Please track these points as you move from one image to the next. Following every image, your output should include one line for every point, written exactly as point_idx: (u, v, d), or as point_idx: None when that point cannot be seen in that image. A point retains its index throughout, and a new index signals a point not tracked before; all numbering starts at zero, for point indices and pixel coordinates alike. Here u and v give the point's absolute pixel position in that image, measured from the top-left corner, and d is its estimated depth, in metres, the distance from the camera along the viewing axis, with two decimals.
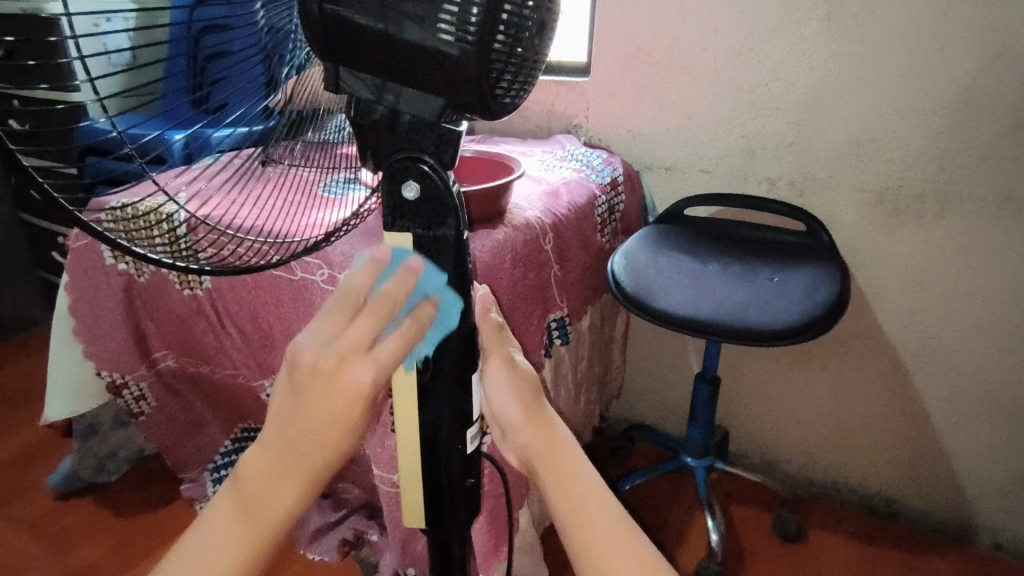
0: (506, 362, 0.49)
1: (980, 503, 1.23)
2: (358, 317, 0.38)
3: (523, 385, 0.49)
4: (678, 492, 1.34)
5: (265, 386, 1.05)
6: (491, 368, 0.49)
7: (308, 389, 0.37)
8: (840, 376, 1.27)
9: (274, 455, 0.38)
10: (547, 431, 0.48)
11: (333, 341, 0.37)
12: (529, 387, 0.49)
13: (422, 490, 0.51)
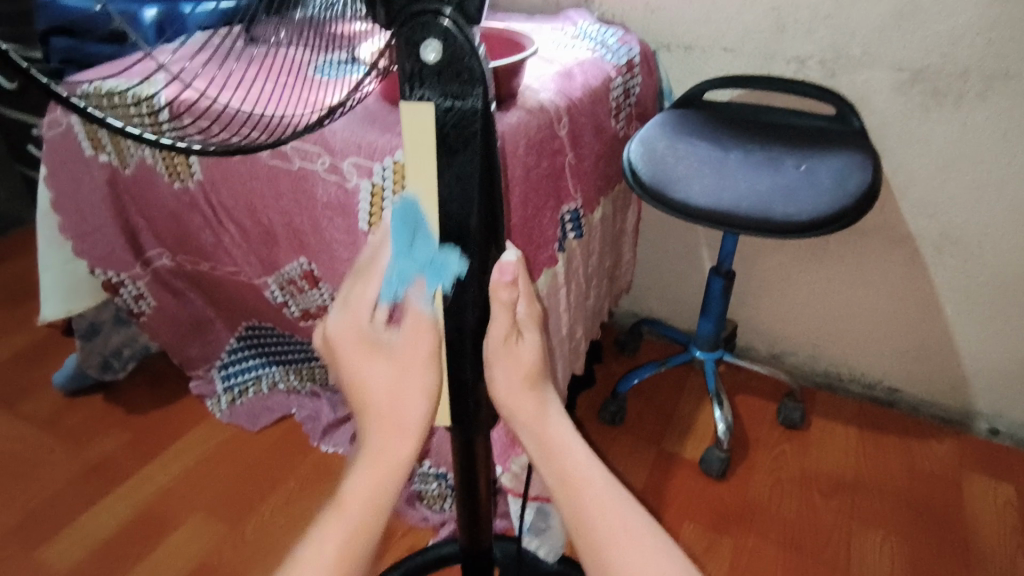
0: (508, 345, 0.47)
1: (982, 390, 1.25)
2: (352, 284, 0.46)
3: (522, 368, 0.48)
4: (685, 384, 1.35)
5: (269, 283, 1.03)
6: (492, 342, 0.46)
7: (353, 355, 0.45)
8: (855, 268, 1.25)
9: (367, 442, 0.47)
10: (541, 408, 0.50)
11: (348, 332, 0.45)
12: (530, 367, 0.48)
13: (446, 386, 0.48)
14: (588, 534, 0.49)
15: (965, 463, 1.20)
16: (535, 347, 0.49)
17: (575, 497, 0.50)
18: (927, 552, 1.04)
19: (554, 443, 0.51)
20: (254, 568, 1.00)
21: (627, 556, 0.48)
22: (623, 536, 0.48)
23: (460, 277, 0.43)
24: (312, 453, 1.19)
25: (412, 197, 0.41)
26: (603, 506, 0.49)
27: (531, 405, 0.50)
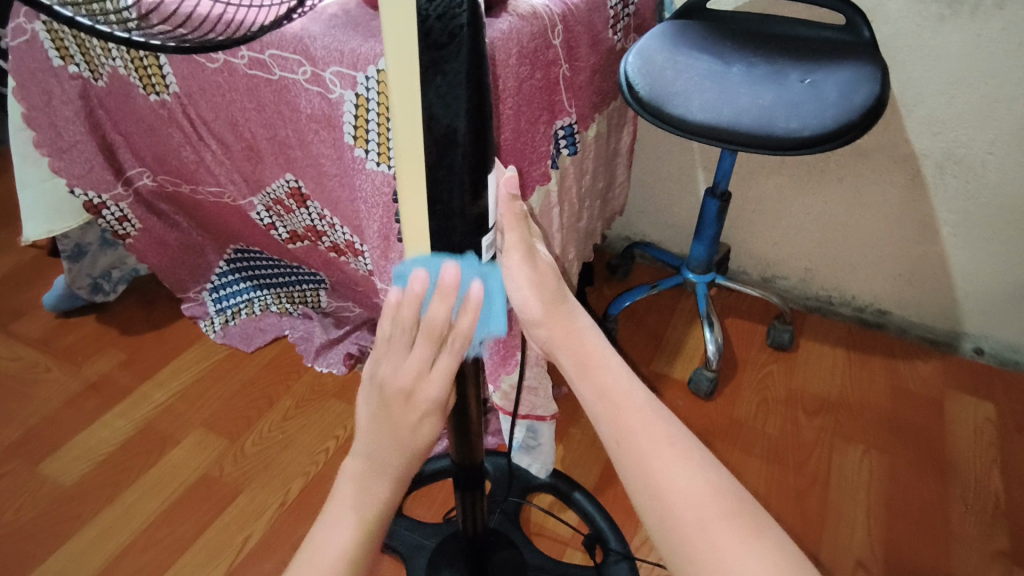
0: (525, 257, 0.56)
1: (970, 312, 1.26)
2: (423, 339, 0.46)
3: (541, 278, 0.56)
4: (677, 307, 1.36)
5: (253, 206, 1.01)
6: (510, 257, 0.55)
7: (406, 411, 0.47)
8: (853, 189, 1.23)
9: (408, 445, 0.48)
10: (567, 322, 0.57)
11: (408, 375, 0.46)
12: (548, 280, 0.57)
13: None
14: (623, 441, 0.51)
15: (948, 382, 1.23)
16: (546, 269, 0.57)
17: (608, 398, 0.53)
18: (905, 465, 1.08)
19: (588, 357, 0.55)
20: (254, 480, 1.03)
21: (662, 461, 0.50)
22: (658, 433, 0.51)
23: (446, 188, 0.41)
24: (307, 373, 1.20)
25: (396, 102, 0.38)
26: (639, 417, 0.52)
27: (558, 319, 0.57)
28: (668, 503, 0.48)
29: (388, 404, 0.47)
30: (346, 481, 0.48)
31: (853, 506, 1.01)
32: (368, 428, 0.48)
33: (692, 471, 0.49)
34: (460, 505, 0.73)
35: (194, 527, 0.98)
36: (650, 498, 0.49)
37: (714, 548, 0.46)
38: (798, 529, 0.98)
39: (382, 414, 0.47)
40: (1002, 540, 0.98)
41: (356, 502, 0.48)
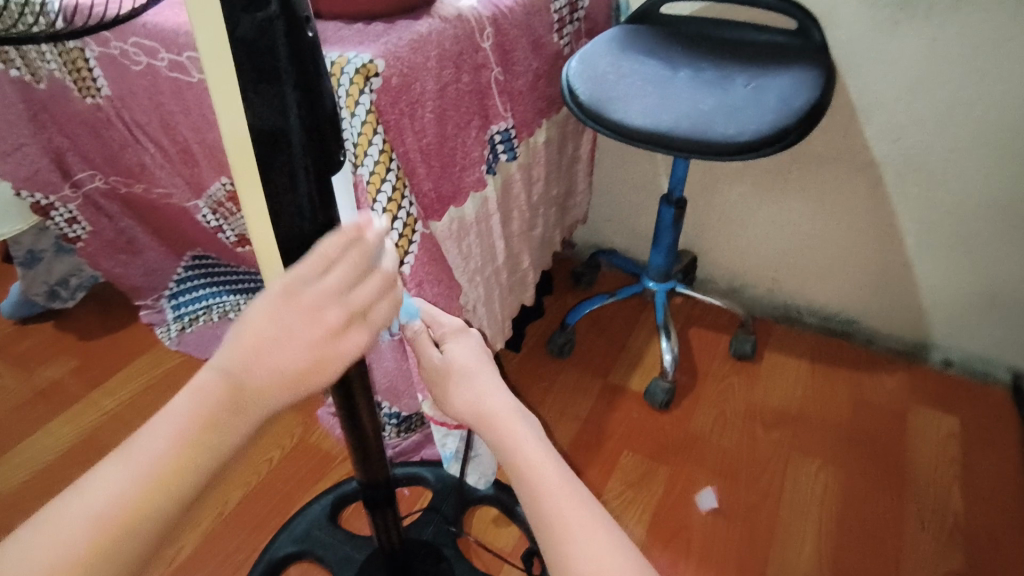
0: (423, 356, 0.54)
1: (939, 322, 1.22)
2: (366, 271, 0.38)
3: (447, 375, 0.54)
4: (640, 317, 1.34)
5: (199, 206, 1.01)
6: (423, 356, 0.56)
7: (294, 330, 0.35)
8: (817, 196, 1.20)
9: (274, 375, 0.35)
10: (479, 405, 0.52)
11: (327, 316, 0.36)
12: (452, 372, 0.54)
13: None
14: (552, 535, 0.45)
15: (913, 394, 1.19)
16: (463, 355, 0.55)
17: (525, 481, 0.47)
18: (862, 479, 1.04)
19: (509, 439, 0.49)
20: None
21: (598, 558, 0.43)
22: (578, 507, 0.45)
23: (289, 188, 0.40)
24: None
25: (219, 104, 0.37)
26: (569, 506, 0.45)
27: (472, 405, 0.52)
28: None
29: (277, 318, 0.35)
30: (178, 404, 0.33)
31: (803, 522, 0.98)
32: (244, 349, 0.35)
33: (618, 545, 0.44)
34: (373, 521, 0.72)
35: None
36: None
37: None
38: (745, 546, 0.95)
39: (268, 328, 0.35)
40: (957, 560, 0.94)
41: (183, 427, 0.33)
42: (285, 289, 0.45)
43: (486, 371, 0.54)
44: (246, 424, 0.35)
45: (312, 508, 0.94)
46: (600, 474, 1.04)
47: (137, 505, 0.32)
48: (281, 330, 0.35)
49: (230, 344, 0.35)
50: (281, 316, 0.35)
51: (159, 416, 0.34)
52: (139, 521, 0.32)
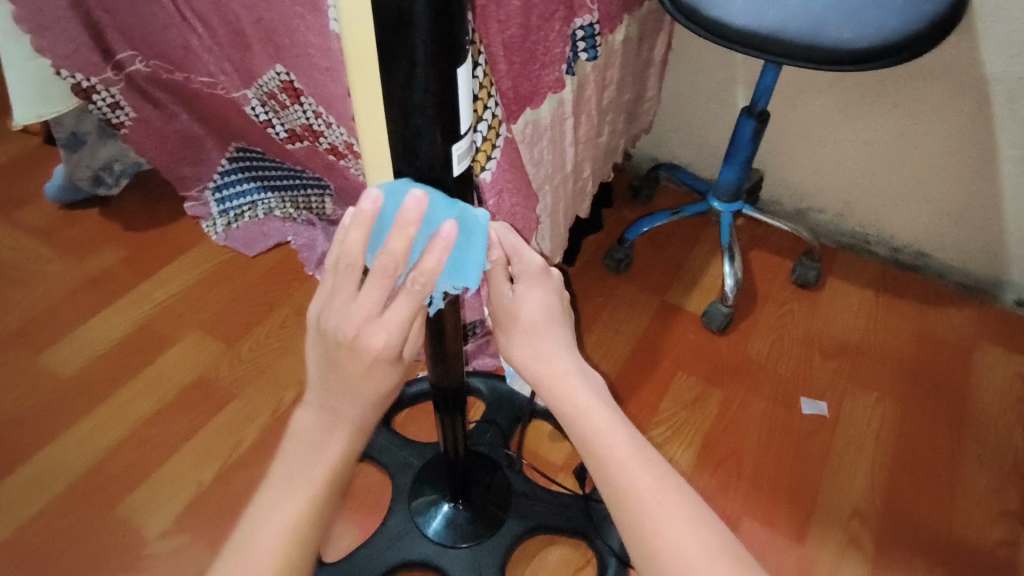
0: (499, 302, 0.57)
1: (1018, 259, 1.16)
2: (368, 283, 0.42)
3: (513, 323, 0.58)
4: (700, 236, 1.28)
5: (248, 97, 0.95)
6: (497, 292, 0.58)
7: (340, 356, 0.44)
8: (910, 115, 1.10)
9: (346, 397, 0.46)
10: (548, 365, 0.57)
11: (343, 331, 0.43)
12: (518, 320, 0.58)
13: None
14: (618, 499, 0.53)
15: (982, 331, 1.15)
16: (536, 303, 0.58)
17: (594, 447, 0.55)
18: (921, 414, 1.02)
19: (572, 404, 0.56)
20: (250, 384, 1.03)
21: (653, 512, 0.52)
22: (641, 472, 0.54)
23: (404, 83, 0.37)
24: (307, 282, 1.17)
25: None
26: (631, 467, 0.54)
27: (536, 365, 0.57)
28: (666, 552, 0.51)
29: (325, 343, 0.45)
30: (295, 436, 0.49)
31: (858, 454, 0.97)
32: (318, 376, 0.47)
33: (675, 504, 0.53)
34: (441, 421, 0.70)
35: (188, 427, 0.98)
36: (645, 548, 0.52)
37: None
38: (798, 472, 0.95)
39: (324, 356, 0.45)
40: (1011, 499, 0.93)
41: (308, 451, 0.49)
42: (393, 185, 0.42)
43: (554, 326, 0.59)
44: (346, 433, 0.49)
45: None
46: (654, 394, 1.03)
47: (301, 505, 0.49)
48: (326, 355, 0.45)
49: (312, 375, 0.47)
50: (325, 347, 0.45)
51: (286, 443, 0.50)
52: (307, 517, 0.49)
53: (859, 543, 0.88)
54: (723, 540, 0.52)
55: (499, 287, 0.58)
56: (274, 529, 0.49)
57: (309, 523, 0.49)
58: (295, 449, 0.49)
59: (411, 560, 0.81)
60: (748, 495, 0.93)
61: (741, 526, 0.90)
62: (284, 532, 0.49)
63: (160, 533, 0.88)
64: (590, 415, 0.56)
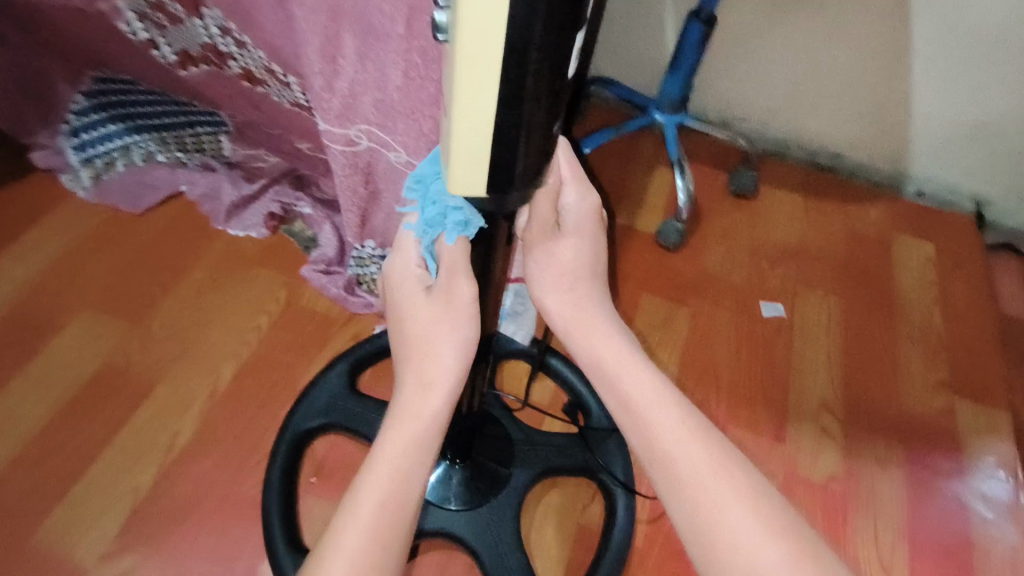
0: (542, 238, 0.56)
1: (920, 153, 1.25)
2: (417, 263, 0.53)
3: (549, 267, 0.57)
4: (637, 151, 1.25)
5: (122, 9, 0.79)
6: (536, 230, 0.55)
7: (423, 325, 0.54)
8: (834, 17, 1.11)
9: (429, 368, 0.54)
10: (584, 316, 0.56)
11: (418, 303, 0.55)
12: (555, 266, 0.57)
13: (487, 157, 0.43)
14: (660, 462, 0.51)
15: (894, 223, 1.24)
16: (574, 246, 0.58)
17: (634, 406, 0.53)
18: (859, 306, 1.10)
19: (611, 362, 0.55)
20: (173, 364, 0.87)
21: (698, 475, 0.50)
22: (687, 436, 0.52)
23: (527, 19, 0.36)
24: (218, 237, 0.99)
25: None
26: (674, 429, 0.52)
27: (570, 313, 0.57)
28: (712, 519, 0.48)
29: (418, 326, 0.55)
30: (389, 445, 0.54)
31: (815, 350, 1.03)
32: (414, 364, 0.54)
33: (722, 471, 0.50)
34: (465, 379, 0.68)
35: (105, 427, 0.82)
36: (689, 515, 0.49)
37: (745, 559, 0.46)
38: (767, 375, 0.99)
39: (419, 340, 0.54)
40: (940, 370, 1.04)
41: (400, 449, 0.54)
42: (489, 131, 0.42)
43: (588, 282, 0.58)
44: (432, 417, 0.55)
45: (331, 375, 0.83)
46: (624, 317, 1.01)
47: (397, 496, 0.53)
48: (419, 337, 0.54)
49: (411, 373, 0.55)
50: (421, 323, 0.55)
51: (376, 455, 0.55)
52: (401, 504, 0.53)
53: (829, 431, 0.95)
54: (778, 510, 0.49)
55: (544, 222, 0.55)
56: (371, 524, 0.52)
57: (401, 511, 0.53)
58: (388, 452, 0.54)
59: (422, 532, 0.75)
60: (727, 405, 0.95)
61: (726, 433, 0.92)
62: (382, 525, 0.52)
63: (99, 555, 0.73)
64: (628, 373, 0.54)
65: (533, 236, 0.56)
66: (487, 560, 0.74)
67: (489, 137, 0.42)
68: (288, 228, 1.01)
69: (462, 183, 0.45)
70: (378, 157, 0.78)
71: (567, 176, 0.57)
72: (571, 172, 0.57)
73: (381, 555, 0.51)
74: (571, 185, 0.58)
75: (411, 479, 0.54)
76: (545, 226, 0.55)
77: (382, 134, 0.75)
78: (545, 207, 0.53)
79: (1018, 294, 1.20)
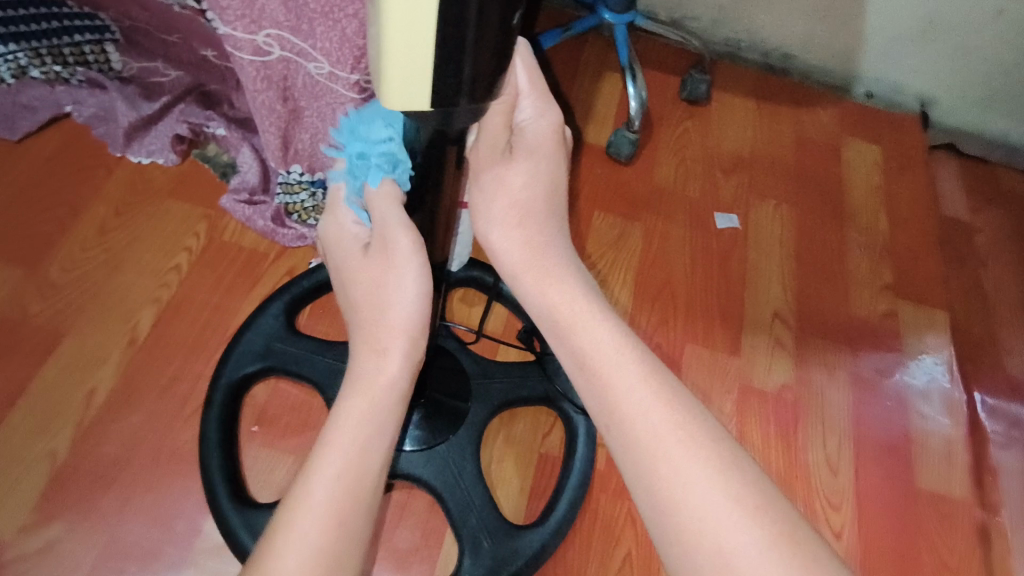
0: (492, 156, 0.51)
1: (872, 53, 1.20)
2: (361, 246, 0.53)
3: (497, 190, 0.51)
4: (586, 53, 1.16)
5: None
6: (484, 142, 0.51)
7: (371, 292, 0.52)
8: None
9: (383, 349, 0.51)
10: (533, 255, 0.51)
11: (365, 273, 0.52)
12: (502, 190, 0.51)
13: (429, 60, 0.36)
14: (616, 427, 0.47)
15: (844, 127, 1.22)
16: (528, 170, 0.51)
17: (590, 365, 0.48)
18: (810, 215, 1.09)
19: (565, 316, 0.49)
20: (82, 312, 0.77)
21: (656, 443, 0.45)
22: (650, 399, 0.46)
23: None
24: (121, 166, 0.88)
25: None
26: (635, 390, 0.47)
27: (517, 251, 0.51)
28: (670, 494, 0.43)
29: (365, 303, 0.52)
30: (343, 422, 0.50)
31: (768, 262, 1.02)
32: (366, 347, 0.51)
33: (688, 441, 0.44)
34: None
35: (8, 388, 0.73)
36: (647, 487, 0.44)
37: (712, 539, 0.41)
38: (721, 289, 0.98)
39: (369, 313, 0.52)
40: (885, 276, 1.05)
41: (355, 425, 0.49)
42: (432, 19, 0.34)
43: (541, 218, 0.51)
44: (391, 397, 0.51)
45: (266, 316, 0.76)
46: (577, 237, 0.97)
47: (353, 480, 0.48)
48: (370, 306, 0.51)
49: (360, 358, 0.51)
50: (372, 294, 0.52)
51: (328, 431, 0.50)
52: (357, 483, 0.49)
53: (782, 341, 0.95)
54: (755, 488, 0.43)
55: (495, 138, 0.50)
56: (322, 504, 0.47)
57: (355, 491, 0.48)
58: (339, 428, 0.49)
59: None
60: (684, 322, 0.94)
61: (682, 352, 0.92)
62: (336, 505, 0.47)
63: (19, 527, 0.67)
64: (585, 327, 0.49)
65: (481, 154, 0.51)
66: (449, 497, 0.72)
67: (434, 26, 0.35)
68: (201, 151, 0.90)
69: (401, 91, 0.38)
70: (295, 68, 0.68)
71: (524, 90, 0.51)
72: (530, 85, 0.51)
73: (340, 538, 0.47)
74: (527, 100, 0.51)
75: (369, 452, 0.49)
76: (494, 145, 0.51)
77: (298, 41, 0.64)
78: (496, 122, 0.50)
79: (958, 195, 1.22)
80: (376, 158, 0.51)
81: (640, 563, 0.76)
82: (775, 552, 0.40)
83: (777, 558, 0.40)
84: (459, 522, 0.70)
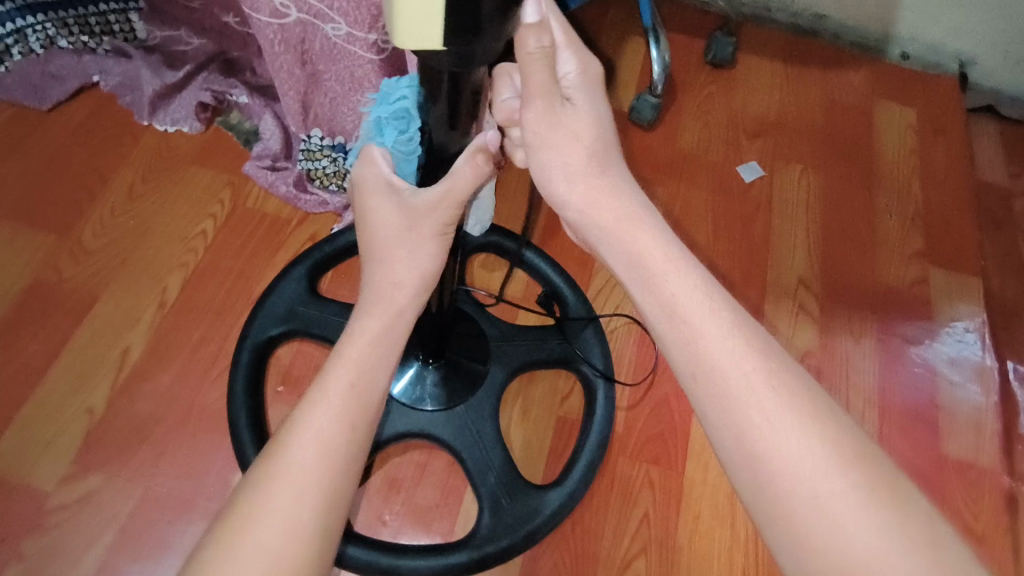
0: (548, 108, 0.50)
1: (908, 11, 1.15)
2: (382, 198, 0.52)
3: (566, 141, 0.51)
4: (609, 16, 1.14)
5: None
6: (535, 98, 0.49)
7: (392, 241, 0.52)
8: None
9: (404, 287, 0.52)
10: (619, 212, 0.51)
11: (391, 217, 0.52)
12: (568, 140, 0.51)
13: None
14: (704, 377, 0.46)
15: (877, 89, 1.18)
16: (587, 115, 0.51)
17: (676, 314, 0.48)
18: (839, 180, 1.06)
19: (651, 266, 0.49)
20: (114, 276, 0.80)
21: (746, 391, 0.45)
22: (738, 349, 0.46)
23: None
24: (148, 134, 0.89)
25: None
26: (723, 340, 0.47)
27: (602, 208, 0.51)
28: (758, 442, 0.44)
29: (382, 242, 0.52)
30: (351, 350, 0.50)
31: (794, 228, 1.00)
32: (383, 281, 0.52)
33: (778, 390, 0.45)
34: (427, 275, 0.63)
35: (46, 348, 0.76)
36: (735, 434, 0.45)
37: (803, 481, 0.42)
38: (745, 256, 0.96)
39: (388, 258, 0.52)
40: (916, 243, 1.02)
41: (363, 352, 0.50)
42: None
43: (611, 163, 0.52)
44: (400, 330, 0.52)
45: (289, 280, 0.78)
46: None
47: (355, 407, 0.49)
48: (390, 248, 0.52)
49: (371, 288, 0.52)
50: (397, 232, 0.52)
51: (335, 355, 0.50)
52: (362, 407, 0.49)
53: (806, 308, 0.94)
54: (844, 433, 0.44)
55: (547, 90, 0.49)
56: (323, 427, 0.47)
57: (359, 420, 0.49)
58: (350, 354, 0.50)
59: (399, 434, 0.74)
60: None
61: None
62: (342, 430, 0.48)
63: (60, 479, 0.70)
64: (673, 278, 0.49)
65: (537, 110, 0.50)
66: (468, 456, 0.73)
67: None
68: (224, 119, 0.91)
69: (413, 35, 0.39)
70: (312, 31, 0.68)
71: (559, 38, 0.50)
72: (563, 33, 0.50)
73: (342, 471, 0.47)
74: (568, 51, 0.50)
75: (374, 377, 0.50)
76: (546, 96, 0.49)
77: (314, 2, 0.64)
78: (536, 70, 0.48)
79: (996, 160, 1.17)
80: (390, 118, 0.55)
81: (658, 524, 0.76)
82: (865, 495, 0.41)
83: (867, 497, 0.41)
84: (477, 480, 0.72)
